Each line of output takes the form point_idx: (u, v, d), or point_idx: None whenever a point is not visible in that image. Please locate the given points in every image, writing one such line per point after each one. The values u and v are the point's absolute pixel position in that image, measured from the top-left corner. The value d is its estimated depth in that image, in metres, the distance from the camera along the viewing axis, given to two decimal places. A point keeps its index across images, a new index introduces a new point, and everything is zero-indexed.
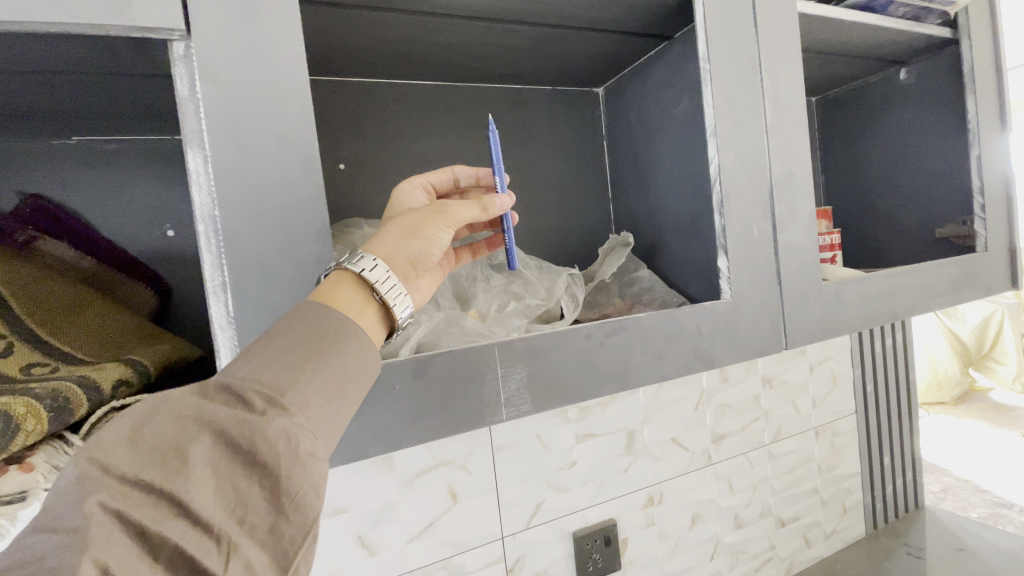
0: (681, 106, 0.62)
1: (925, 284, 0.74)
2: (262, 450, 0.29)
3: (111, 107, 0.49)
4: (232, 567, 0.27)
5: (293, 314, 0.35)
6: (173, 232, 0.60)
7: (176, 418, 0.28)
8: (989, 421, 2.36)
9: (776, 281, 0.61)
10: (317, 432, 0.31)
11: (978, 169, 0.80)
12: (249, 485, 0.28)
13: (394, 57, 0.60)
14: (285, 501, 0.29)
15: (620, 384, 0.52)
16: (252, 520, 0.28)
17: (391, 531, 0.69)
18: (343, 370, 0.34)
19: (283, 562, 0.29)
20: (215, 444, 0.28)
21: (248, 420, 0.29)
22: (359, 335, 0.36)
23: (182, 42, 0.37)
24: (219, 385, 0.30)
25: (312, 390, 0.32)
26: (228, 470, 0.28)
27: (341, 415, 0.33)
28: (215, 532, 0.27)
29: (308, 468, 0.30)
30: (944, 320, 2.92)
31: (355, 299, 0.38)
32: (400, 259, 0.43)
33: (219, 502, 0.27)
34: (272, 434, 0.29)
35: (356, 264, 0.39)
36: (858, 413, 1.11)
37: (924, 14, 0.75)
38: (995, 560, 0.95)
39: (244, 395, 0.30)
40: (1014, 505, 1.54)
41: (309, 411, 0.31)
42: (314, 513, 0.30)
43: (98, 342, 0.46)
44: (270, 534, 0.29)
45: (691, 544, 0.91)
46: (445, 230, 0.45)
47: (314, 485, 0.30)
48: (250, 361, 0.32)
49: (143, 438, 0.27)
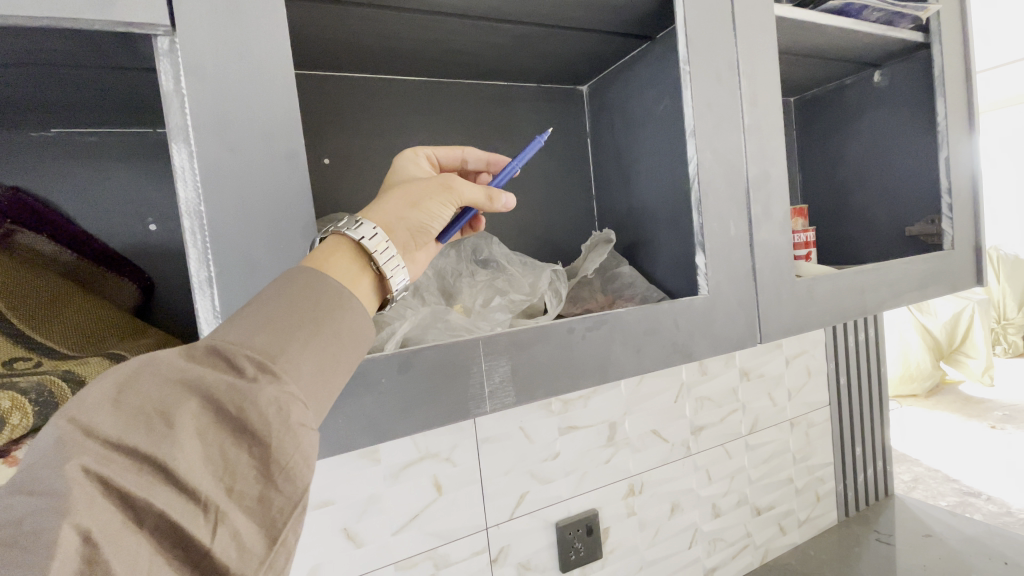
0: (661, 106, 0.64)
1: (895, 280, 0.77)
2: (251, 417, 0.29)
3: (92, 100, 0.48)
4: (220, 537, 0.27)
5: (286, 281, 0.35)
6: (155, 227, 0.60)
7: (164, 381, 0.29)
8: (959, 412, 2.45)
9: (750, 277, 0.63)
10: (308, 401, 0.32)
11: (946, 171, 0.83)
12: (238, 452, 0.29)
13: (381, 53, 0.61)
14: (274, 470, 0.29)
15: (600, 376, 0.53)
16: (240, 488, 0.29)
17: (376, 522, 0.70)
18: (336, 338, 0.35)
19: (271, 533, 0.29)
20: (202, 409, 0.29)
21: (238, 385, 0.29)
22: (354, 306, 0.37)
23: (166, 38, 0.37)
24: (208, 348, 0.31)
25: (304, 358, 0.33)
26: (216, 437, 0.28)
27: (333, 384, 0.34)
28: (202, 500, 0.27)
29: (299, 437, 0.30)
30: (916, 316, 3.02)
31: (351, 267, 0.39)
32: (400, 230, 0.44)
33: (207, 469, 0.28)
34: (263, 401, 0.29)
35: (356, 232, 0.40)
36: (831, 405, 1.15)
37: (896, 19, 0.78)
38: (959, 546, 1.00)
39: (235, 360, 0.30)
40: (981, 494, 1.61)
41: (300, 378, 0.32)
42: (304, 483, 0.30)
43: (81, 336, 0.46)
44: (259, 504, 0.29)
45: (670, 532, 0.94)
46: (446, 206, 0.47)
47: (304, 455, 0.31)
48: (241, 326, 0.32)
49: (128, 401, 0.28)
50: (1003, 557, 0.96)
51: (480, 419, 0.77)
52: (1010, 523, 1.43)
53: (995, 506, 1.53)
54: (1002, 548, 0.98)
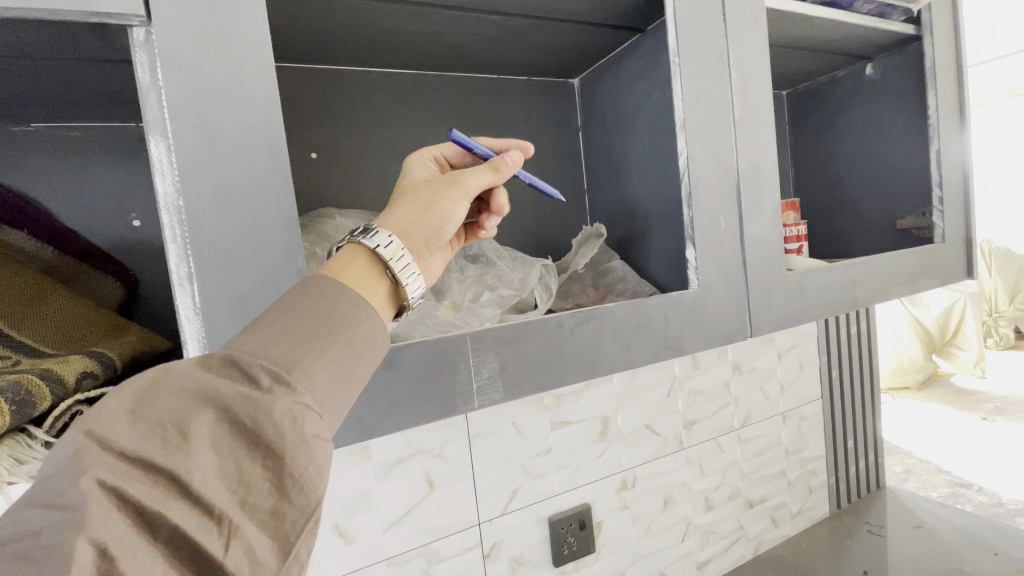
0: (651, 99, 0.63)
1: (885, 273, 0.77)
2: (266, 429, 0.28)
3: (64, 93, 0.47)
4: (232, 551, 0.27)
5: (302, 289, 0.35)
6: (139, 222, 0.59)
7: (179, 394, 0.28)
8: (950, 404, 2.47)
9: (741, 271, 0.63)
10: (322, 412, 0.31)
11: (938, 163, 0.83)
12: (252, 465, 0.28)
13: (366, 45, 0.60)
14: (287, 483, 0.29)
15: (590, 372, 0.53)
16: (254, 501, 0.28)
17: (368, 519, 0.70)
18: (351, 348, 0.34)
19: (284, 547, 0.28)
20: (217, 421, 0.28)
21: (253, 397, 0.29)
22: (369, 315, 0.36)
23: (142, 29, 0.36)
24: (225, 359, 0.30)
25: (319, 369, 0.32)
26: (231, 449, 0.28)
27: (347, 394, 0.34)
28: (215, 514, 0.26)
29: (313, 450, 0.29)
30: (909, 309, 3.06)
31: (366, 277, 0.38)
32: (416, 237, 0.43)
33: (221, 482, 0.27)
34: (278, 413, 0.29)
35: (371, 240, 0.39)
36: (823, 398, 1.16)
37: (888, 11, 0.77)
38: (949, 537, 1.01)
39: (251, 371, 0.30)
40: (972, 485, 1.63)
41: (315, 390, 0.31)
42: (317, 496, 0.30)
43: (60, 333, 0.46)
44: (272, 517, 0.28)
45: (664, 525, 0.94)
46: (459, 203, 0.46)
47: (318, 468, 0.30)
48: (258, 337, 0.32)
49: (145, 413, 0.27)
50: (994, 547, 0.97)
51: (473, 415, 0.77)
52: (1001, 513, 1.45)
53: (986, 496, 1.55)
54: (993, 539, 1.00)
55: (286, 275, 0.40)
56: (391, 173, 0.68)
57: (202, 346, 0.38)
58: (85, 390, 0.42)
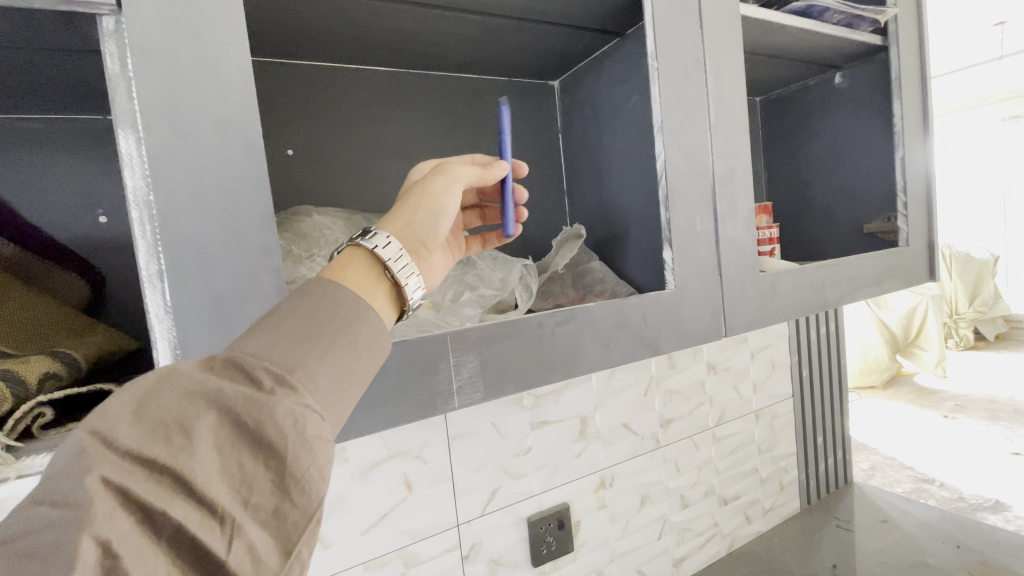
0: (630, 102, 0.64)
1: (852, 275, 0.79)
2: (269, 430, 0.28)
3: (27, 83, 0.45)
4: (235, 549, 0.26)
5: (304, 291, 0.34)
6: (106, 219, 0.57)
7: (184, 393, 0.27)
8: (914, 403, 2.56)
9: (718, 272, 0.64)
10: (324, 413, 0.30)
11: (902, 169, 0.85)
12: (255, 465, 0.27)
13: (346, 42, 0.59)
14: (290, 483, 0.28)
15: (569, 370, 0.53)
16: (257, 501, 0.27)
17: (345, 522, 0.69)
18: (353, 351, 0.33)
19: (286, 546, 0.28)
20: (221, 421, 0.27)
21: (256, 398, 0.28)
22: (371, 317, 0.35)
23: (112, 18, 0.35)
24: (227, 361, 0.29)
25: (322, 371, 0.31)
26: (234, 449, 0.27)
27: (349, 397, 0.33)
28: (218, 512, 0.26)
29: (314, 451, 0.29)
30: (876, 311, 3.16)
31: (366, 279, 0.38)
32: (411, 237, 0.43)
33: (225, 482, 0.26)
34: (281, 414, 0.28)
35: (371, 242, 0.39)
36: (794, 397, 1.19)
37: (856, 21, 0.80)
38: (913, 530, 1.05)
39: (254, 373, 0.29)
40: (934, 480, 1.70)
41: (317, 391, 0.31)
42: (320, 496, 0.29)
43: (20, 331, 0.44)
44: (274, 517, 0.28)
45: (641, 523, 0.95)
46: (448, 194, 0.45)
47: (320, 469, 0.29)
48: (261, 338, 0.31)
49: (149, 412, 0.26)
50: (955, 540, 1.01)
51: (452, 415, 0.76)
52: (961, 507, 1.50)
53: (947, 492, 1.61)
54: (953, 531, 1.04)
55: (262, 272, 0.40)
56: (369, 171, 0.67)
57: (172, 345, 0.37)
58: (48, 392, 0.41)
